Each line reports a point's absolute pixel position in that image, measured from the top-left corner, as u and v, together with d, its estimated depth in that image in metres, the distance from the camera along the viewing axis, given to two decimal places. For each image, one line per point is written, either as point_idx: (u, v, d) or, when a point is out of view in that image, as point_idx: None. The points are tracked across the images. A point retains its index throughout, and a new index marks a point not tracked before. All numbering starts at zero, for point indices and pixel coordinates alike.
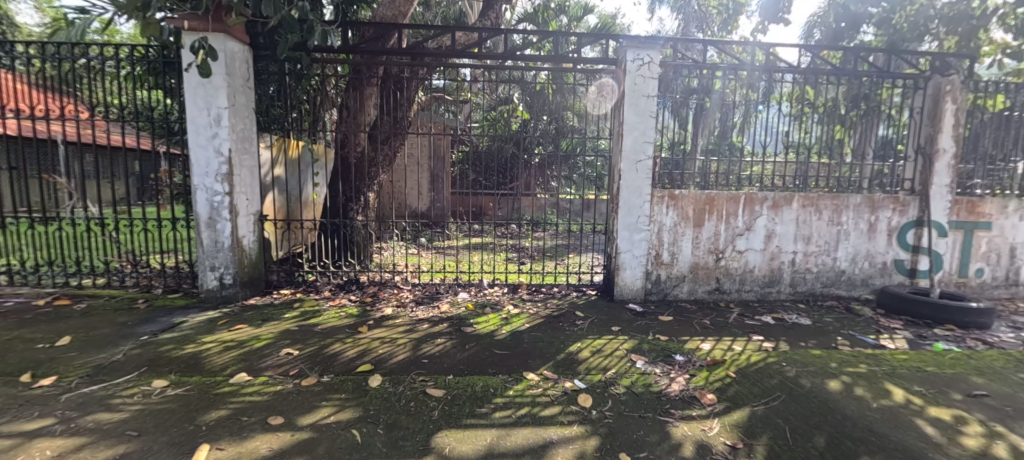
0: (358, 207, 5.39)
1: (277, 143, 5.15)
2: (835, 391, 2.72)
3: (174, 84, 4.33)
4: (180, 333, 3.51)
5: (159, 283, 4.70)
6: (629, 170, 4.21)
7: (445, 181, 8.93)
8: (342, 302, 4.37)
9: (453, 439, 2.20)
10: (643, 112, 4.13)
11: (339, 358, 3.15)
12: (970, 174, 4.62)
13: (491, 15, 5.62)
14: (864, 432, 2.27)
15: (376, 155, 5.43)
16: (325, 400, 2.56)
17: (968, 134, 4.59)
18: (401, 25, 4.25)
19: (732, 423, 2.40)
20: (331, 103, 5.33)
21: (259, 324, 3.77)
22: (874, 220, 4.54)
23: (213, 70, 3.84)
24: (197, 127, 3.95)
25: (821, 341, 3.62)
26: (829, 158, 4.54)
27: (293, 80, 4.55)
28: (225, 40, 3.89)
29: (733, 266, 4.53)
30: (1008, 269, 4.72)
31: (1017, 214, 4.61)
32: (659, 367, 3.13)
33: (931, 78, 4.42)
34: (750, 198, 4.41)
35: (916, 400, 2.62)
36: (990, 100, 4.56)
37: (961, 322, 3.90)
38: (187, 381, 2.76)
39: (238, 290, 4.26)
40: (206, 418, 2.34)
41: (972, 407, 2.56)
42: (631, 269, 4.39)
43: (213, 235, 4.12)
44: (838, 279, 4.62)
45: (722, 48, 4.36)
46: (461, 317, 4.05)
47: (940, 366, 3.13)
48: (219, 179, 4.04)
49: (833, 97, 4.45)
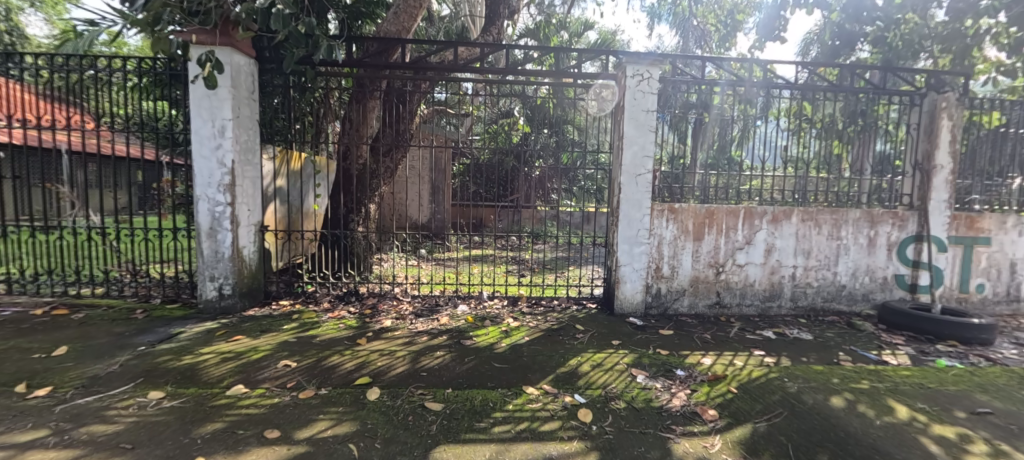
0: (359, 218, 5.40)
1: (278, 154, 5.05)
2: (838, 408, 2.69)
3: (179, 95, 4.38)
4: (177, 344, 3.49)
5: (158, 293, 4.67)
6: (629, 183, 4.23)
7: (445, 194, 9.00)
8: (341, 314, 4.34)
9: (452, 454, 2.16)
10: (642, 126, 4.18)
11: (337, 371, 3.13)
12: (968, 189, 4.64)
13: (492, 31, 5.72)
14: (868, 450, 2.24)
15: (378, 167, 5.47)
16: (322, 413, 2.53)
17: (965, 150, 4.62)
18: (404, 40, 4.30)
19: (734, 440, 2.37)
20: (333, 115, 5.37)
21: (257, 335, 3.75)
22: (874, 235, 4.54)
23: (218, 82, 3.90)
24: (200, 138, 3.99)
25: (822, 357, 3.60)
26: (828, 173, 4.56)
27: (296, 93, 4.59)
28: (231, 53, 3.96)
29: (733, 280, 4.52)
30: (1009, 285, 4.71)
31: (1016, 229, 4.63)
32: (660, 382, 3.10)
33: (927, 95, 4.48)
34: (750, 212, 4.42)
35: (920, 418, 2.59)
36: (986, 117, 4.60)
37: (963, 338, 3.87)
38: (182, 393, 2.74)
39: (237, 301, 4.25)
40: (201, 431, 2.31)
41: (977, 425, 2.53)
42: (632, 282, 4.38)
43: (213, 246, 4.13)
44: (838, 293, 4.61)
45: (720, 64, 4.42)
46: (461, 330, 4.03)
47: (943, 383, 3.11)
48: (220, 190, 4.06)
49: (831, 113, 4.50)
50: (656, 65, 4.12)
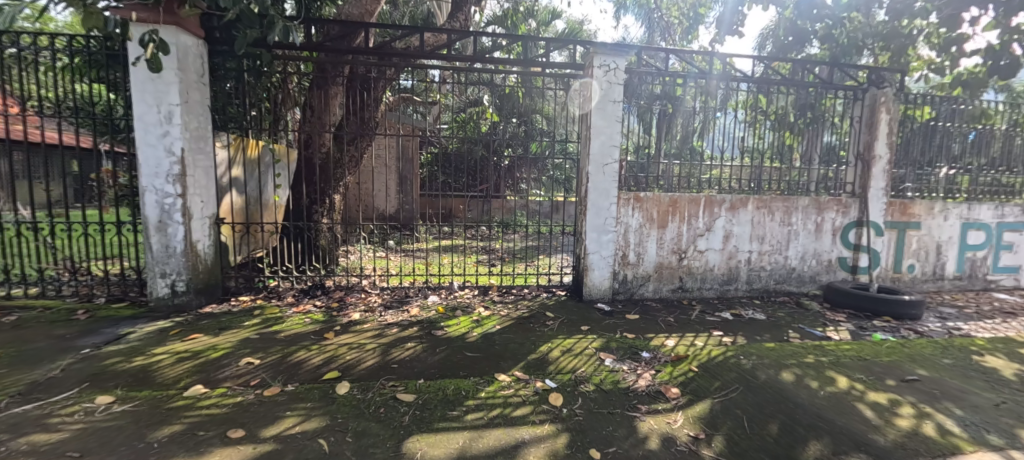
0: (323, 210, 5.20)
1: (233, 142, 4.66)
2: (787, 382, 2.91)
3: (118, 78, 4.03)
4: (127, 345, 3.29)
5: (101, 292, 4.35)
6: (597, 173, 4.31)
7: (413, 183, 8.85)
8: (306, 309, 4.22)
9: (425, 444, 2.18)
10: (609, 116, 4.25)
11: (304, 366, 3.05)
12: (902, 179, 5.04)
13: (459, 17, 5.58)
14: (814, 419, 2.45)
15: (341, 156, 5.26)
16: (289, 410, 2.48)
17: (900, 141, 5.00)
18: (368, 24, 4.12)
19: (695, 415, 2.52)
20: (292, 102, 5.09)
21: (215, 333, 3.59)
22: (821, 221, 4.88)
23: (163, 65, 3.66)
24: (145, 125, 3.73)
25: (774, 335, 3.85)
26: (780, 163, 4.82)
27: (251, 78, 4.34)
28: (177, 33, 3.71)
29: (694, 265, 4.73)
30: (935, 264, 5.19)
31: (941, 214, 5.09)
32: (626, 364, 3.23)
33: (868, 89, 4.80)
34: (710, 201, 4.63)
35: (858, 386, 2.85)
36: (919, 111, 4.98)
37: (896, 314, 4.25)
38: (134, 396, 2.59)
39: (192, 298, 4.06)
40: (157, 435, 2.20)
41: (905, 391, 2.81)
42: (599, 270, 4.49)
43: (164, 240, 3.91)
44: (789, 276, 4.93)
45: (684, 57, 4.52)
46: (431, 321, 4.01)
47: (878, 355, 3.42)
48: (170, 181, 3.83)
49: (784, 105, 4.73)
50: (623, 56, 4.19)
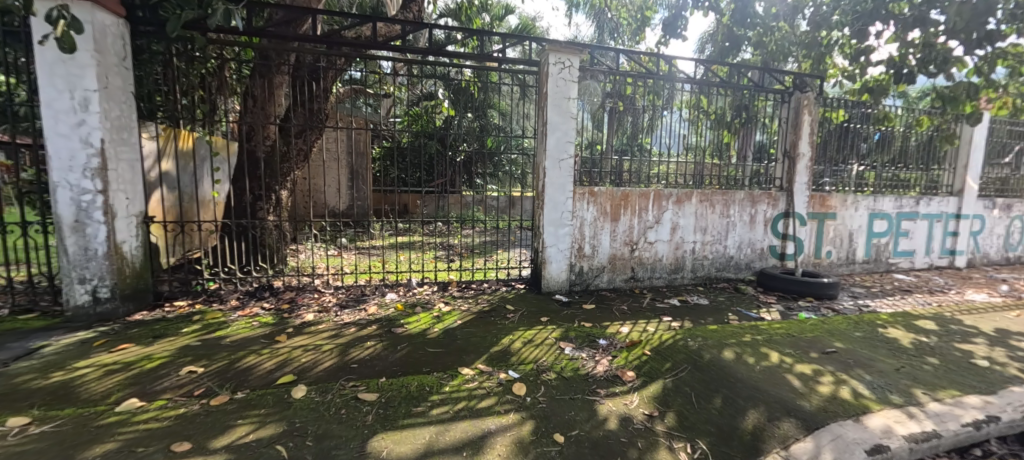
0: (268, 206, 4.90)
1: (163, 132, 4.27)
2: (728, 360, 3.18)
3: (17, 58, 3.54)
4: (41, 360, 2.93)
5: (3, 302, 3.83)
6: (553, 168, 4.41)
7: (364, 178, 8.57)
8: (253, 311, 3.98)
9: (390, 441, 2.17)
10: (563, 113, 4.36)
11: (254, 372, 2.90)
12: (821, 174, 5.62)
13: (412, 8, 5.44)
14: (751, 391, 2.71)
15: (287, 149, 4.98)
16: (240, 418, 2.35)
17: (820, 141, 5.57)
18: (314, 10, 3.91)
19: (649, 395, 2.70)
20: (230, 91, 4.73)
21: (148, 342, 3.29)
22: (754, 213, 5.33)
23: (77, 45, 3.26)
24: (54, 112, 3.30)
25: (716, 318, 4.18)
26: (719, 159, 5.20)
27: (182, 63, 3.98)
28: (92, 10, 3.31)
29: (645, 256, 5.00)
30: (848, 250, 5.86)
31: (852, 206, 5.75)
32: (585, 352, 3.38)
33: (793, 93, 5.27)
34: (658, 195, 4.91)
35: (787, 360, 3.19)
36: (835, 114, 5.56)
37: (816, 295, 4.76)
38: (55, 416, 2.33)
39: (117, 305, 3.68)
40: (87, 455, 2.01)
41: (825, 361, 3.18)
42: (556, 262, 4.63)
43: (82, 242, 3.48)
44: (727, 263, 5.35)
45: (632, 57, 4.73)
46: (390, 318, 3.94)
47: (803, 332, 3.82)
48: (88, 175, 3.42)
49: (722, 106, 5.09)
50: (577, 54, 4.31)
